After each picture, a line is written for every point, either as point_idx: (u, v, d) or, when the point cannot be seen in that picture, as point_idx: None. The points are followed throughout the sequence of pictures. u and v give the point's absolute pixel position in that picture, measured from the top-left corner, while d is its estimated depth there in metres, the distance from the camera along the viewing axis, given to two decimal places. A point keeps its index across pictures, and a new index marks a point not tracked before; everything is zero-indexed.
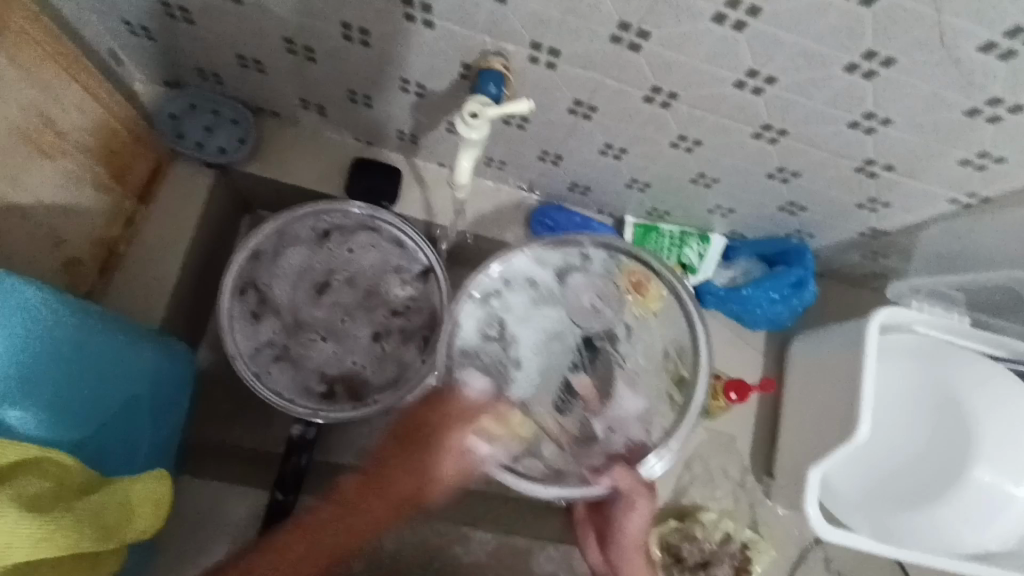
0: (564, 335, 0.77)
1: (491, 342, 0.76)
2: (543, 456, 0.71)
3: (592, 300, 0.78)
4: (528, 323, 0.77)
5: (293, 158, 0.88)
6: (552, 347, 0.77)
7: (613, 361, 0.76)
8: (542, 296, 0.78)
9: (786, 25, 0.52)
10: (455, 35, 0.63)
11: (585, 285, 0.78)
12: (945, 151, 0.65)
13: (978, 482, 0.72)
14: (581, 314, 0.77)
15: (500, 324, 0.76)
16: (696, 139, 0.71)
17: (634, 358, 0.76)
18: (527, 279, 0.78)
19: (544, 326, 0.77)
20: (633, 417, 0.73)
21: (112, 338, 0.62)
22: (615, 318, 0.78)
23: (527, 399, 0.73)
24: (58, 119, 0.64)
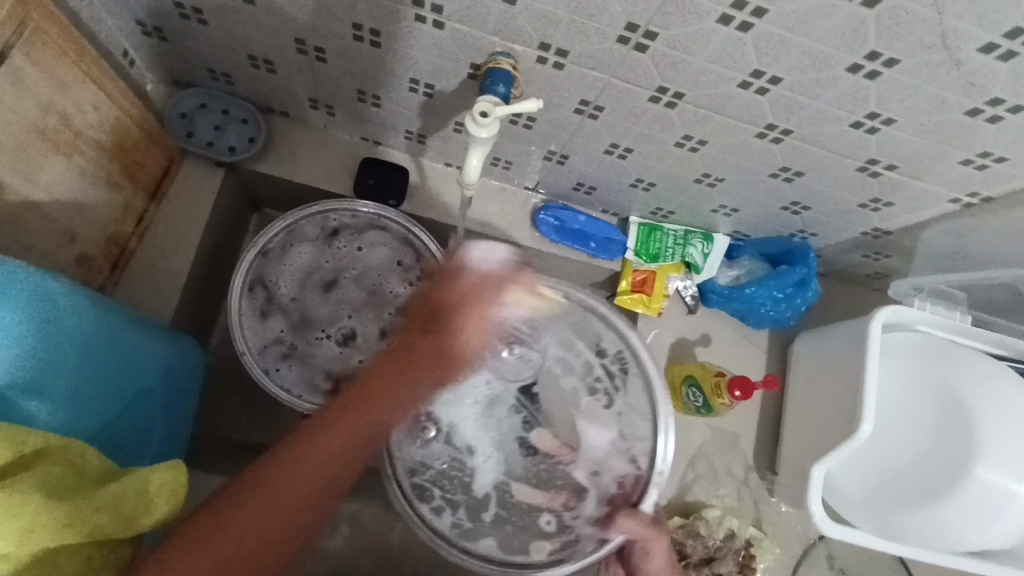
0: (500, 399, 0.75)
1: (426, 433, 0.73)
2: (545, 527, 0.72)
3: (511, 350, 0.76)
4: (460, 404, 0.74)
5: (302, 157, 0.89)
6: (496, 416, 0.75)
7: (562, 403, 0.76)
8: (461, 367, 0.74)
9: (791, 26, 0.53)
10: (465, 35, 0.64)
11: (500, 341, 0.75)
12: (947, 152, 0.66)
13: (980, 480, 0.73)
14: (508, 372, 0.76)
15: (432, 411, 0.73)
16: (701, 139, 0.72)
17: (584, 387, 0.76)
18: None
19: (478, 399, 0.75)
20: (609, 451, 0.74)
21: (126, 333, 0.63)
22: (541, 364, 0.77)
23: (498, 483, 0.73)
24: (74, 118, 0.65)
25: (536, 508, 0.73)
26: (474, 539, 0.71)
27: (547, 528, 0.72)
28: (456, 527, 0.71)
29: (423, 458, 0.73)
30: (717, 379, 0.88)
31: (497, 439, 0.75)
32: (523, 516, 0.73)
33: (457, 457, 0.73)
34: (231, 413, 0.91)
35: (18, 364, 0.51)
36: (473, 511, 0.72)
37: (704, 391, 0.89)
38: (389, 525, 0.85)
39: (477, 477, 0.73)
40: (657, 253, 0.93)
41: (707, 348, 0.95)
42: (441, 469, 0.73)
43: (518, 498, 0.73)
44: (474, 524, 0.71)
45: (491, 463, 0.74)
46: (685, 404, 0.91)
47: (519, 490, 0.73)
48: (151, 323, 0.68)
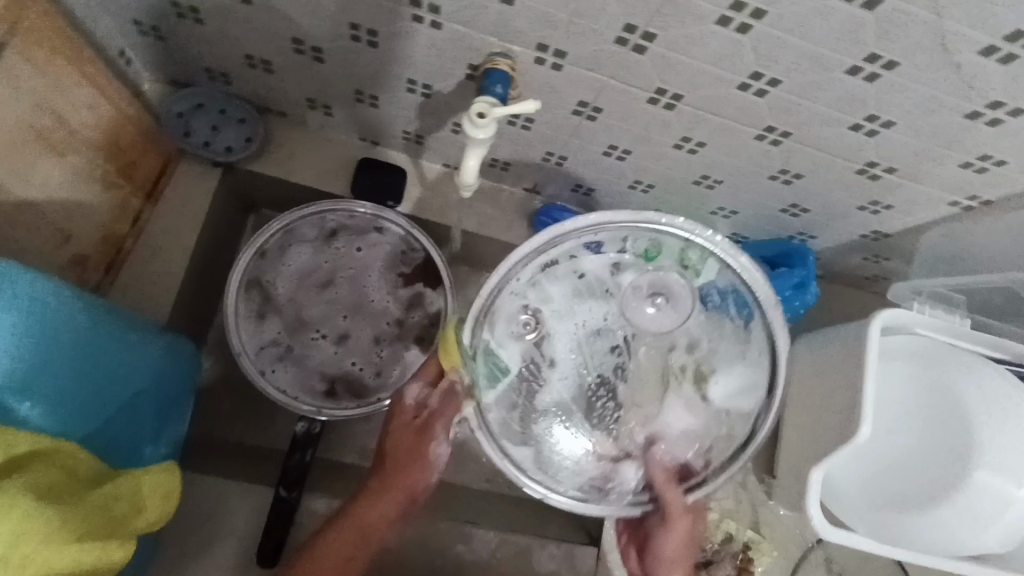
0: (610, 332, 0.66)
1: (527, 331, 0.65)
2: (585, 464, 0.65)
3: (654, 298, 0.66)
4: (566, 317, 0.66)
5: (299, 157, 0.89)
6: (596, 347, 0.66)
7: (661, 368, 0.66)
8: (594, 282, 0.66)
9: (791, 28, 0.53)
10: (463, 36, 0.64)
11: (636, 271, 0.67)
12: (946, 154, 0.66)
13: (979, 487, 0.72)
14: (637, 311, 0.66)
15: (538, 308, 0.65)
16: (699, 141, 0.72)
17: (687, 366, 0.66)
18: (576, 262, 0.66)
19: (584, 322, 0.66)
20: (676, 434, 0.66)
21: (120, 334, 0.62)
22: (667, 323, 0.66)
23: (562, 406, 0.65)
24: (69, 117, 0.65)
25: (586, 445, 0.65)
26: (512, 442, 0.64)
27: (587, 467, 0.65)
28: (504, 424, 0.64)
29: (505, 352, 0.65)
30: None
31: (581, 367, 0.65)
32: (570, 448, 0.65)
33: (535, 377, 0.65)
34: (228, 414, 0.91)
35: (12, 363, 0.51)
36: (523, 416, 0.65)
37: None
38: None
39: (542, 397, 0.65)
40: None
41: None
42: (515, 366, 0.65)
43: (573, 433, 0.65)
44: (523, 428, 0.65)
45: (566, 390, 0.65)
46: None
47: (577, 427, 0.65)
48: (147, 324, 0.68)
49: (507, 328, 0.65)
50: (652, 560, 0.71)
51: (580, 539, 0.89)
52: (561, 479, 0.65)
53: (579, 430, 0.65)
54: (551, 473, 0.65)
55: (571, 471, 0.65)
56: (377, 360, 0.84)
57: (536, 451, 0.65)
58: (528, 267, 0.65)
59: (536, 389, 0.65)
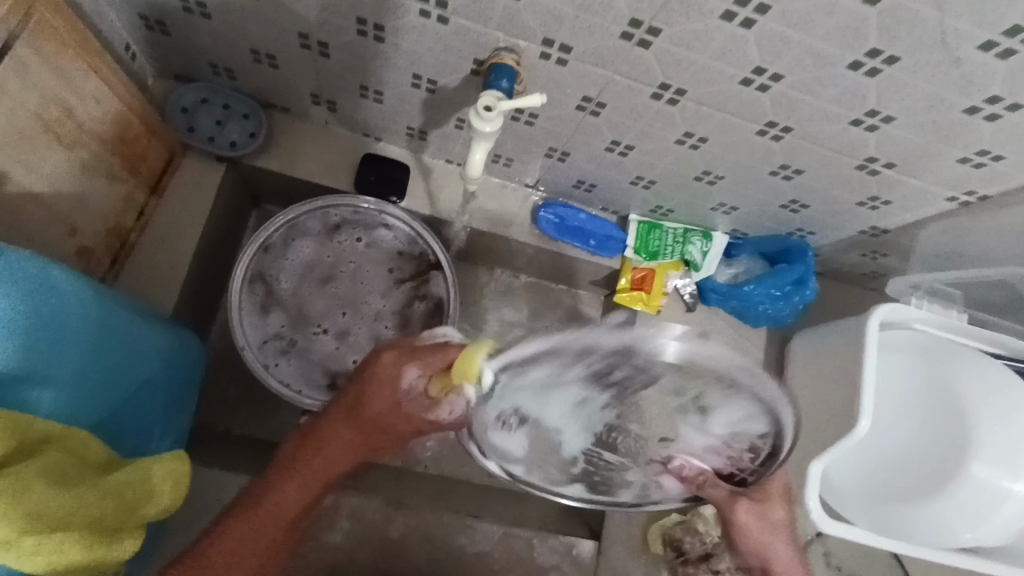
0: (592, 397, 0.51)
1: (516, 423, 0.54)
2: (625, 481, 0.58)
3: (613, 371, 0.49)
4: (541, 403, 0.51)
5: (303, 153, 0.90)
6: (589, 411, 0.53)
7: (661, 407, 0.51)
8: (565, 379, 0.49)
9: (794, 24, 0.54)
10: (469, 31, 0.64)
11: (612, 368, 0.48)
12: (945, 149, 0.67)
13: (976, 479, 0.73)
14: (610, 380, 0.49)
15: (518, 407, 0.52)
16: (701, 137, 0.73)
17: (686, 405, 0.51)
18: (506, 379, 0.49)
19: (562, 406, 0.52)
20: (701, 448, 0.53)
21: (128, 326, 0.63)
22: (670, 389, 0.50)
23: (592, 445, 0.56)
24: (76, 110, 0.65)
25: (620, 467, 0.57)
26: (562, 485, 0.61)
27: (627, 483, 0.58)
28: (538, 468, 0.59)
29: (505, 446, 0.57)
30: None
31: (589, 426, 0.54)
32: (608, 470, 0.58)
33: (548, 435, 0.55)
34: (230, 408, 0.91)
35: (21, 352, 0.51)
36: (562, 463, 0.58)
37: None
38: (390, 517, 0.85)
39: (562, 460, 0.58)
40: (657, 251, 0.93)
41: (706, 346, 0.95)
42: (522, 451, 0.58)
43: (602, 458, 0.57)
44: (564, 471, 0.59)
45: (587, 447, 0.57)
46: None
47: (603, 454, 0.57)
48: (153, 316, 0.69)
49: (486, 428, 0.55)
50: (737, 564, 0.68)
51: (582, 534, 0.89)
52: (618, 496, 0.60)
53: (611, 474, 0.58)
54: (612, 492, 0.60)
55: (619, 484, 0.59)
56: None
57: (585, 480, 0.59)
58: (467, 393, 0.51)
59: (557, 441, 0.56)
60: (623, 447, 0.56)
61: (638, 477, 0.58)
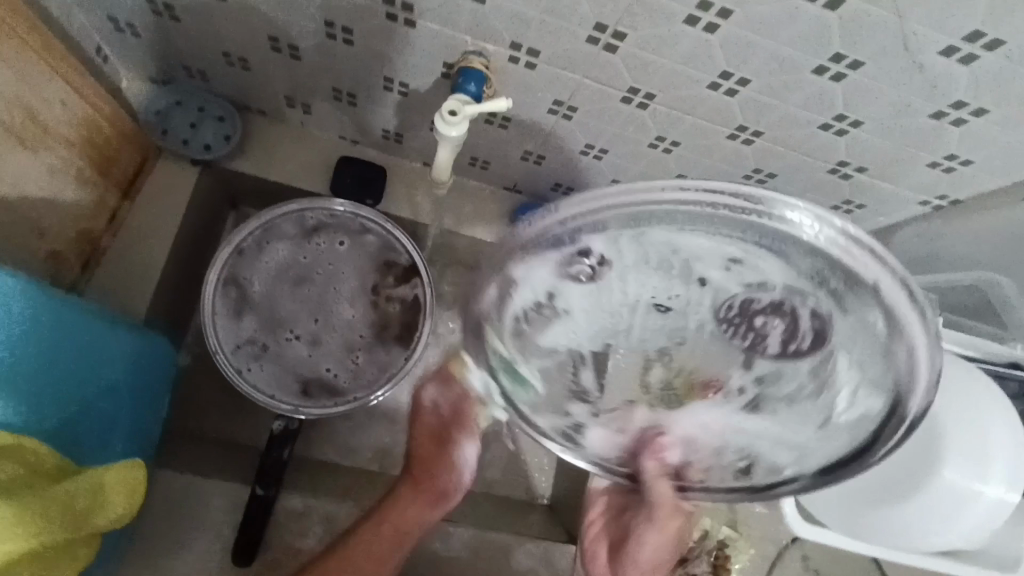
0: (667, 298, 0.42)
1: (540, 322, 0.45)
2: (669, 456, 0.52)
3: (750, 281, 0.40)
4: (617, 277, 0.41)
5: (278, 155, 0.89)
6: (646, 318, 0.43)
7: (764, 346, 0.43)
8: (680, 269, 0.41)
9: (757, 29, 0.54)
10: (437, 34, 0.64)
11: (740, 270, 0.39)
12: (915, 154, 0.67)
13: (947, 486, 0.73)
14: (748, 288, 0.40)
15: (601, 249, 0.39)
16: (674, 140, 0.73)
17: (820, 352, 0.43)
18: (622, 231, 0.39)
19: (626, 292, 0.42)
20: (798, 399, 0.46)
21: (90, 331, 0.62)
22: (812, 341, 0.42)
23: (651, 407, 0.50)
24: (43, 113, 0.64)
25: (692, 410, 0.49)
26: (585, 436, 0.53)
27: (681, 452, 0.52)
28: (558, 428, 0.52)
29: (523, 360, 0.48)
30: None
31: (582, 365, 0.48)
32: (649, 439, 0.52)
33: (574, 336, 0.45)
34: (205, 412, 0.91)
35: None
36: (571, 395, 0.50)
37: None
38: None
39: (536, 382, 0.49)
40: None
41: None
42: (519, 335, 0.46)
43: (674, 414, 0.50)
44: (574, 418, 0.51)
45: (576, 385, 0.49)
46: None
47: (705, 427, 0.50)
48: (120, 320, 0.68)
49: (523, 299, 0.43)
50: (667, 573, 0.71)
51: (558, 539, 0.89)
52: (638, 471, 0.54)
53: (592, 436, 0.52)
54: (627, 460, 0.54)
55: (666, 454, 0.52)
56: (352, 364, 0.83)
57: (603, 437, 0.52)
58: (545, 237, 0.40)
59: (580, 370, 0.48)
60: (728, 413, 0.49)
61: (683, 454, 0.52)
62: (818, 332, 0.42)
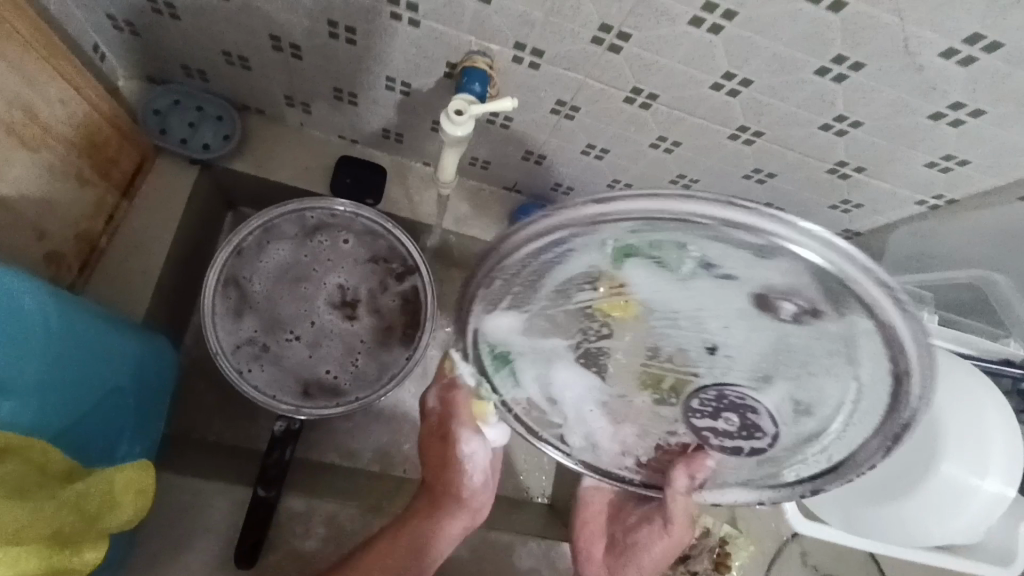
0: (676, 316, 0.42)
1: (659, 261, 0.39)
2: (566, 372, 0.50)
3: (801, 409, 0.47)
4: (737, 313, 0.40)
5: (278, 155, 0.89)
6: (669, 327, 0.43)
7: (751, 420, 0.48)
8: (787, 356, 0.43)
9: (761, 30, 0.54)
10: (441, 34, 0.64)
11: (797, 406, 0.47)
12: (912, 154, 0.68)
13: (943, 483, 0.74)
14: (804, 398, 0.46)
15: (818, 310, 0.39)
16: (675, 140, 0.73)
17: (753, 437, 0.50)
18: (810, 319, 0.39)
19: (705, 300, 0.40)
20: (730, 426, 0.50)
21: (94, 333, 0.62)
22: (774, 421, 0.49)
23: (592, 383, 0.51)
24: (42, 113, 0.64)
25: (624, 396, 0.51)
26: (489, 295, 0.45)
27: (601, 396, 0.52)
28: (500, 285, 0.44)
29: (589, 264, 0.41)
30: None
31: (567, 327, 0.46)
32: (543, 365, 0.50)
33: (571, 288, 0.43)
34: (206, 413, 0.90)
35: None
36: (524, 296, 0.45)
37: None
38: None
39: (574, 253, 0.41)
40: None
41: None
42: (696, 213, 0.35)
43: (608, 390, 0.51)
44: (507, 297, 0.45)
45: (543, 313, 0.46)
46: None
47: (623, 403, 0.52)
48: (122, 322, 0.68)
49: (677, 232, 0.37)
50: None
51: (560, 537, 0.89)
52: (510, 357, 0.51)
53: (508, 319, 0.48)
54: (503, 346, 0.51)
55: (551, 366, 0.50)
56: (353, 365, 0.83)
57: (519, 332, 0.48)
58: (802, 251, 0.35)
59: (551, 300, 0.44)
60: (686, 410, 0.50)
61: (594, 403, 0.53)
62: (758, 437, 0.50)
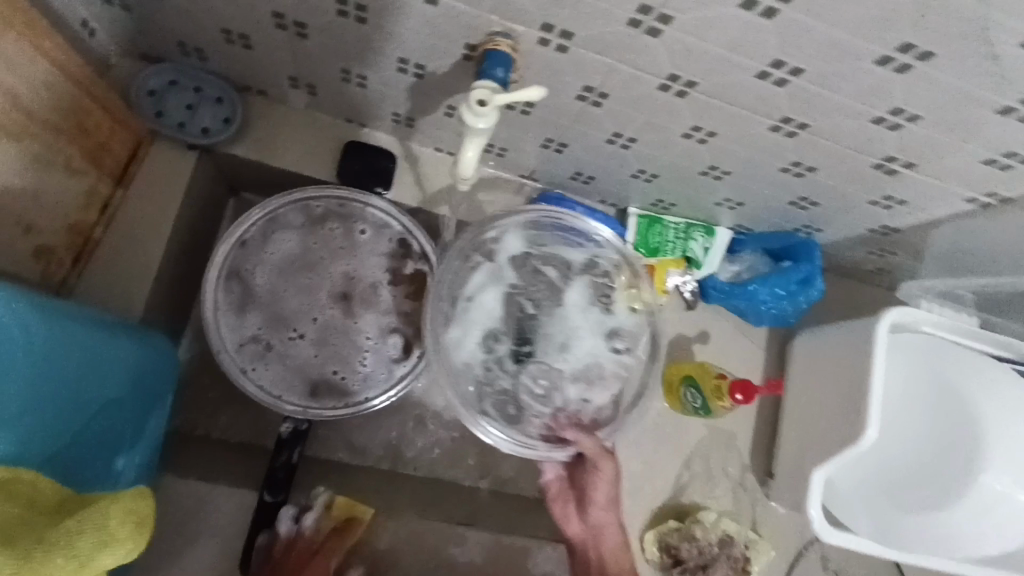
0: (564, 317, 0.81)
1: (602, 275, 0.83)
2: (492, 340, 0.79)
3: (575, 395, 0.79)
4: (588, 316, 0.81)
5: (280, 140, 0.83)
6: (561, 326, 0.80)
7: (561, 377, 0.79)
8: (601, 338, 0.81)
9: (820, 14, 0.49)
10: (460, 14, 0.58)
11: (582, 387, 0.79)
12: (970, 149, 0.62)
13: (984, 488, 0.71)
14: (581, 387, 0.79)
15: (618, 339, 0.81)
16: (710, 130, 0.68)
17: (540, 390, 0.78)
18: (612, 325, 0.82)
19: (589, 314, 0.81)
20: (569, 384, 0.79)
21: (80, 338, 0.58)
22: (568, 395, 0.78)
23: (487, 349, 0.78)
24: (24, 96, 0.58)
25: (514, 367, 0.78)
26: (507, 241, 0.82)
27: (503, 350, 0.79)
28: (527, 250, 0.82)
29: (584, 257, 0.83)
30: (718, 381, 0.86)
31: (531, 277, 0.81)
32: (459, 307, 0.78)
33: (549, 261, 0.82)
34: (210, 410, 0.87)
35: None
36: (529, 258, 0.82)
37: (703, 393, 0.86)
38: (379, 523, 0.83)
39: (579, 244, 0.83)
40: (658, 247, 0.89)
41: (705, 346, 0.93)
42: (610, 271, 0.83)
43: (504, 356, 0.78)
44: (519, 262, 0.82)
45: (514, 295, 0.81)
46: (683, 406, 0.89)
47: (509, 372, 0.78)
48: (114, 324, 0.64)
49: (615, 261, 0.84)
50: (591, 509, 0.78)
51: None
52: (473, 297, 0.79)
53: (496, 293, 0.80)
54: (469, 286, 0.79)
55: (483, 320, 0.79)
56: (361, 365, 0.79)
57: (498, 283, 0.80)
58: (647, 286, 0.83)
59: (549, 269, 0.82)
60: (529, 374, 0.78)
61: (490, 361, 0.78)
62: (556, 397, 0.78)
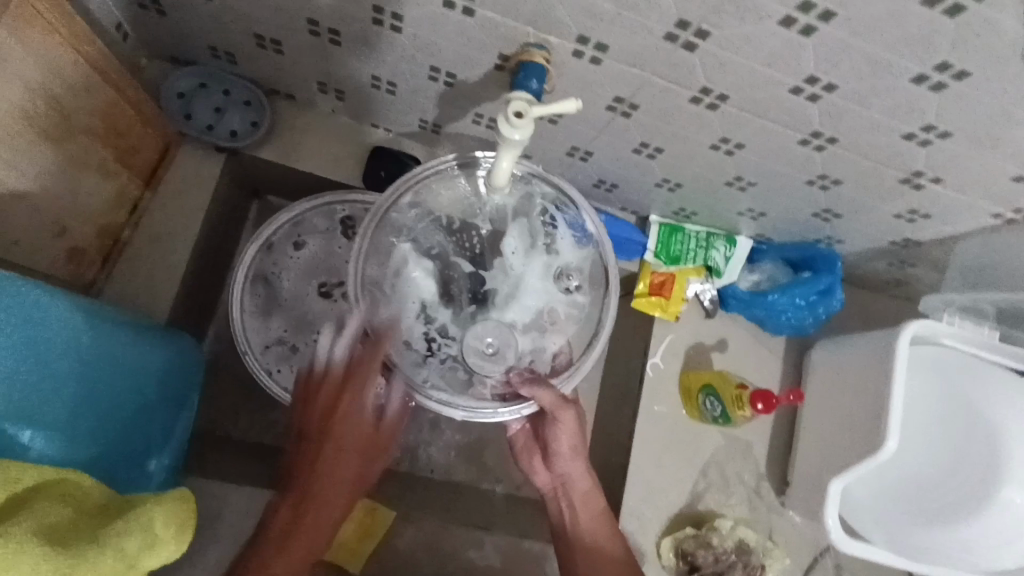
0: (508, 266, 0.71)
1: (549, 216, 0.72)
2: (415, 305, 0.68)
3: (532, 345, 0.69)
4: (529, 263, 0.71)
5: (305, 144, 0.84)
6: (501, 277, 0.70)
7: (508, 335, 0.69)
8: (547, 281, 0.71)
9: (859, 32, 0.49)
10: (495, 25, 0.59)
11: (536, 336, 0.70)
12: (1002, 166, 0.62)
13: (1006, 504, 0.71)
14: (533, 341, 0.69)
15: (569, 280, 0.71)
16: (738, 143, 0.68)
17: (490, 351, 0.68)
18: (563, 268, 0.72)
19: (535, 260, 0.71)
20: (518, 342, 0.69)
21: (117, 342, 0.59)
22: (521, 353, 0.69)
23: (420, 314, 0.68)
24: (64, 100, 0.59)
25: (452, 333, 0.68)
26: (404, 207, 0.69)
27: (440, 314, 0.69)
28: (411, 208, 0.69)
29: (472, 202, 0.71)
30: (738, 391, 0.87)
31: (455, 234, 0.71)
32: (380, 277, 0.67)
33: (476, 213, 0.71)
34: (232, 410, 0.88)
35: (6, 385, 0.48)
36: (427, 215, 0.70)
37: (723, 401, 0.88)
38: (397, 525, 0.84)
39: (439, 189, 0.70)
40: (678, 255, 0.91)
41: (723, 353, 0.94)
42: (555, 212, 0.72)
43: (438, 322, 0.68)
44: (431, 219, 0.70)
45: (448, 259, 0.70)
46: (701, 413, 0.90)
47: (446, 340, 0.68)
48: (149, 328, 0.65)
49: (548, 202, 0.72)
50: (555, 460, 0.70)
51: None
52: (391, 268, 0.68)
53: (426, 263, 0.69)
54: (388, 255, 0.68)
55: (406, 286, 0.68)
56: None
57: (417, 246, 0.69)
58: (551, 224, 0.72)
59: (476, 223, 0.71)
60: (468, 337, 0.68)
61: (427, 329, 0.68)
62: (506, 355, 0.68)
